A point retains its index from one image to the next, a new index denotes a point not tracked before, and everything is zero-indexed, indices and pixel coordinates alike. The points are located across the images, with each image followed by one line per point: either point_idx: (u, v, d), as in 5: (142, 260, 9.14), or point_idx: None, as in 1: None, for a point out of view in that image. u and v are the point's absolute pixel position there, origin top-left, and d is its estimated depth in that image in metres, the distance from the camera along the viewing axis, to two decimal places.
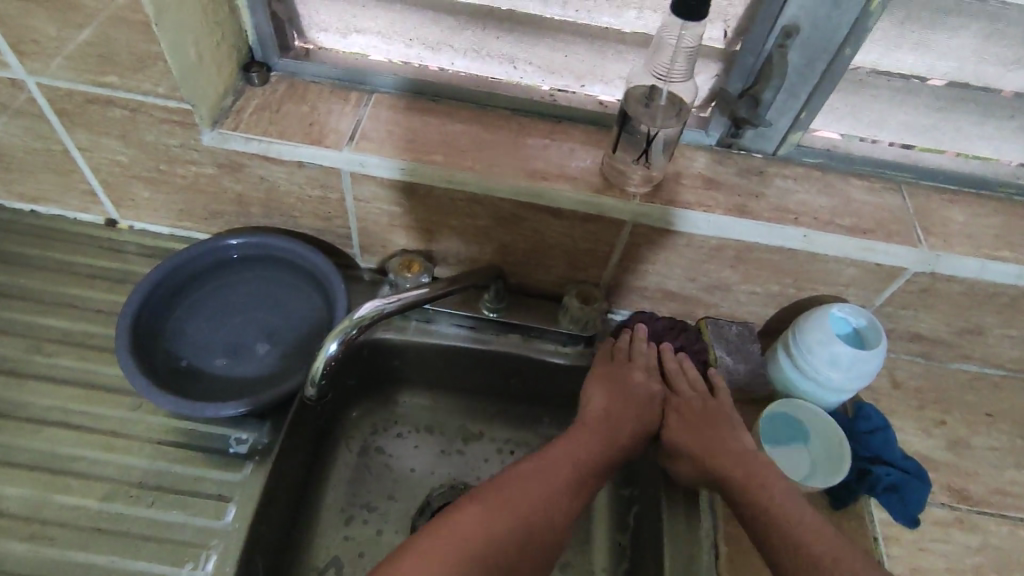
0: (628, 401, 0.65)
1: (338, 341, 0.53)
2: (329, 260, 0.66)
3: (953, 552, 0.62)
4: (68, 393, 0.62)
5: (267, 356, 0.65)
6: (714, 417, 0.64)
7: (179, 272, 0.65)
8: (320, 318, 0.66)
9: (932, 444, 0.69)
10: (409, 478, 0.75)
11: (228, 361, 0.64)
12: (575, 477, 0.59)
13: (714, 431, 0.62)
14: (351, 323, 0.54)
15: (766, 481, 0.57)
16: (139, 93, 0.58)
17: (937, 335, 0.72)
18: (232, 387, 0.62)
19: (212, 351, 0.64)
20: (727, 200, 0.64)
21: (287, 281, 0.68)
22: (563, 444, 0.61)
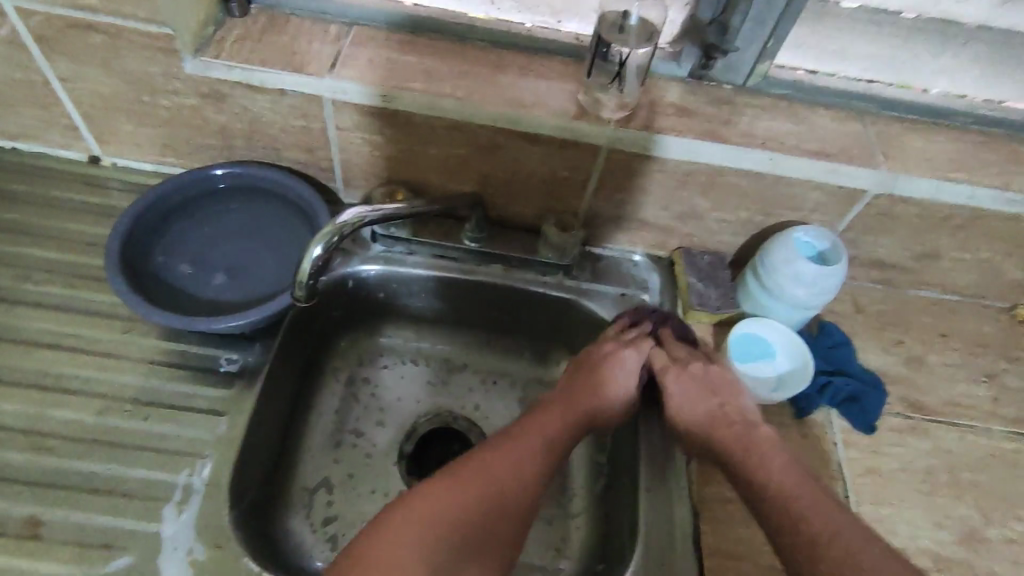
0: (610, 372, 0.66)
1: (321, 246, 0.55)
2: (320, 206, 0.66)
3: (906, 455, 0.67)
4: (59, 318, 0.64)
5: (221, 289, 0.66)
6: (711, 384, 0.65)
7: (192, 187, 0.67)
8: (305, 248, 0.68)
9: (890, 361, 0.73)
10: (395, 406, 0.78)
11: (189, 273, 0.66)
12: (551, 440, 0.62)
13: (705, 399, 0.64)
14: (334, 230, 0.56)
15: (755, 446, 0.60)
16: (121, 18, 0.59)
17: (896, 261, 0.75)
18: (186, 300, 0.64)
19: (179, 260, 0.66)
20: (698, 126, 0.66)
21: (282, 220, 0.69)
22: (540, 419, 0.64)
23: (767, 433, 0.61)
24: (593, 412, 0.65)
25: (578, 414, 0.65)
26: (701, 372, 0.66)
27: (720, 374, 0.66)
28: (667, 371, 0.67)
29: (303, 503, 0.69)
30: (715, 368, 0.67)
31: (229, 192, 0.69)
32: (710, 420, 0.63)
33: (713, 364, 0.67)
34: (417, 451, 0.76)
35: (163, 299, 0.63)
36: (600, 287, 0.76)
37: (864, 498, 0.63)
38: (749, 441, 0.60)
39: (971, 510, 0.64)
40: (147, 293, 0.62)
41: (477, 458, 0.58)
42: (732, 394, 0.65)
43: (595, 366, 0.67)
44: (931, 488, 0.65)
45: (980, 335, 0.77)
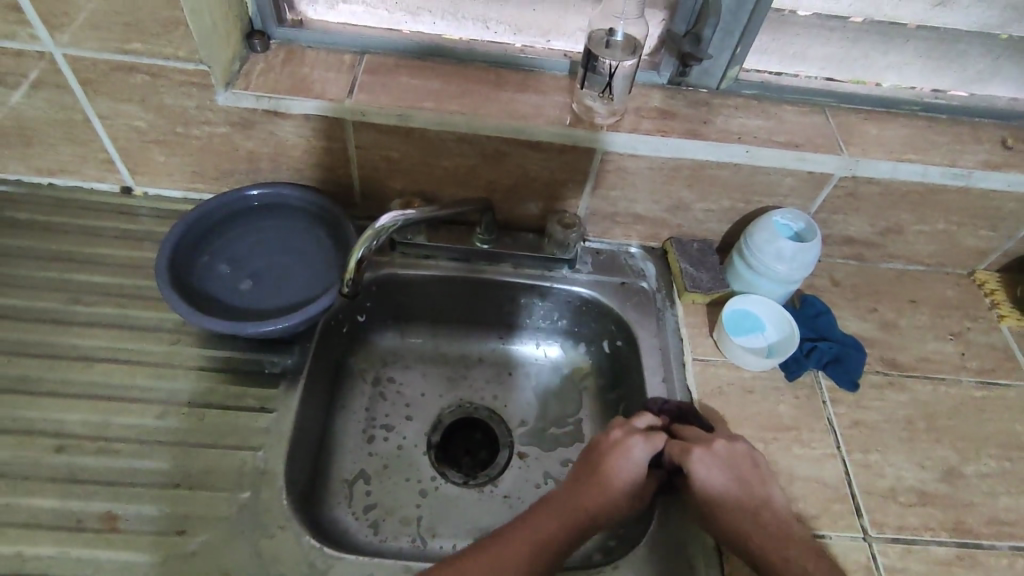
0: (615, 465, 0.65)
1: (363, 250, 0.64)
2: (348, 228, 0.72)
3: (888, 407, 0.74)
4: (111, 334, 0.69)
5: (246, 295, 0.72)
6: (736, 473, 0.63)
7: (249, 201, 0.74)
8: (329, 273, 0.74)
9: (867, 326, 0.81)
10: (420, 402, 0.84)
11: (225, 275, 0.72)
12: (546, 545, 0.60)
13: (731, 488, 0.62)
14: (373, 234, 0.64)
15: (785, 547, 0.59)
16: (161, 58, 0.65)
17: (865, 236, 0.84)
18: (218, 297, 0.70)
19: (222, 262, 0.73)
20: (681, 126, 0.75)
21: (318, 245, 0.76)
22: (535, 518, 0.62)
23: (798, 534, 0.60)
24: (596, 508, 0.63)
25: (578, 510, 0.63)
26: (725, 455, 0.64)
27: (743, 459, 0.64)
28: (689, 450, 0.64)
29: (344, 494, 0.75)
30: (738, 456, 0.64)
31: (280, 209, 0.75)
32: (738, 515, 0.61)
33: (737, 447, 0.65)
34: (444, 441, 0.82)
35: (198, 295, 0.69)
36: (602, 277, 0.83)
37: (854, 448, 0.70)
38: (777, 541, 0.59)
39: (948, 451, 0.72)
40: (187, 288, 0.68)
41: (460, 560, 0.58)
42: (757, 484, 0.63)
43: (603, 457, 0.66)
44: (912, 434, 0.73)
45: (944, 299, 0.86)
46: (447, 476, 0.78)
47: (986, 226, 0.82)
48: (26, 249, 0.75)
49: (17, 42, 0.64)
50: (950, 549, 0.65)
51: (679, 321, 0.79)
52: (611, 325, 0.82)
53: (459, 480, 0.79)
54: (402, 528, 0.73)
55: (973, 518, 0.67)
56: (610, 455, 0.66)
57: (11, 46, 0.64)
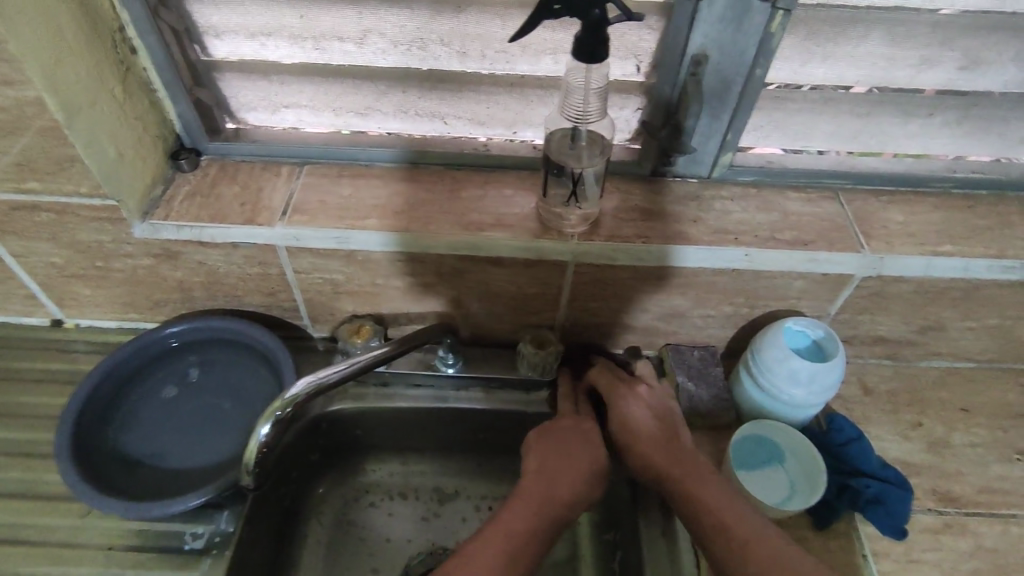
0: (576, 435, 0.62)
1: (269, 425, 0.54)
2: (286, 367, 0.63)
3: (946, 561, 0.60)
4: (15, 507, 0.60)
5: (162, 405, 0.64)
6: (657, 414, 0.61)
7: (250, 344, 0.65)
8: (203, 464, 0.61)
9: (911, 448, 0.68)
10: (386, 550, 0.72)
11: (177, 379, 0.66)
12: (521, 537, 0.52)
13: (647, 434, 0.60)
14: (279, 406, 0.54)
15: (695, 486, 0.55)
16: (62, 195, 0.58)
17: (900, 336, 0.71)
18: (145, 391, 0.65)
19: (196, 370, 0.67)
20: (667, 229, 0.64)
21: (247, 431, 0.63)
22: (507, 511, 0.54)
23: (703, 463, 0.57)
24: (571, 489, 0.58)
25: (552, 498, 0.56)
26: (647, 397, 0.62)
27: (663, 398, 0.63)
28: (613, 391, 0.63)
29: None
30: (662, 395, 0.63)
31: (268, 366, 0.65)
32: (647, 456, 0.59)
33: (661, 391, 0.63)
34: None
35: (136, 382, 0.64)
36: None
37: None
38: (692, 485, 0.55)
39: None
40: (135, 372, 0.64)
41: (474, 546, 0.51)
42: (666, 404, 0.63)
43: (562, 428, 0.62)
44: None
45: (1004, 404, 0.72)
46: None
47: None
48: None
49: None
50: None
51: None
52: None
53: None
54: None
55: None
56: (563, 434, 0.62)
57: None
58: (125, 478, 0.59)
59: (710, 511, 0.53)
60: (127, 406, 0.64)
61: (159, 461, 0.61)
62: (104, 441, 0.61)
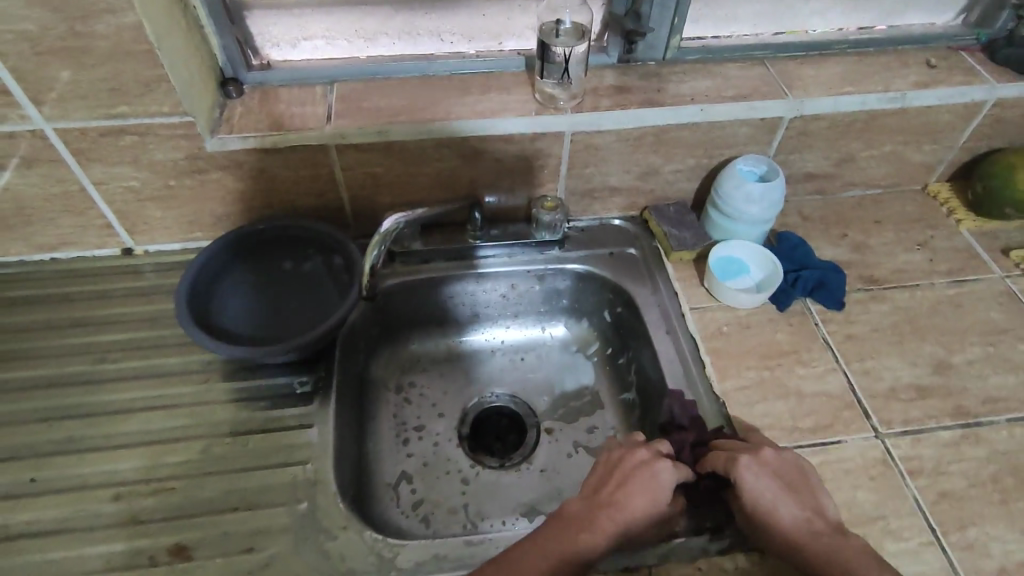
0: (638, 477, 0.63)
1: (376, 251, 0.74)
2: (352, 243, 0.77)
3: (874, 318, 0.80)
4: (143, 385, 0.72)
5: (277, 273, 0.79)
6: (787, 480, 0.62)
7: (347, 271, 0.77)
8: (269, 330, 0.75)
9: (841, 251, 0.87)
10: (444, 401, 0.88)
11: (293, 262, 0.80)
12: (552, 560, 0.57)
13: (786, 506, 0.60)
14: (381, 236, 0.74)
15: (847, 557, 0.56)
16: (147, 116, 0.69)
17: (823, 170, 0.90)
18: (266, 260, 0.79)
19: (308, 265, 0.80)
20: (638, 98, 0.81)
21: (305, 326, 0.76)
22: (557, 542, 0.58)
23: (854, 539, 0.58)
24: (621, 531, 0.60)
25: (601, 529, 0.60)
26: (774, 463, 0.63)
27: (790, 462, 0.63)
28: (736, 459, 0.63)
29: (391, 496, 0.78)
30: (790, 460, 0.64)
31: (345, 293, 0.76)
32: (791, 526, 0.59)
33: (787, 456, 0.64)
34: (473, 432, 0.86)
35: (264, 252, 0.79)
36: (592, 252, 0.88)
37: (851, 359, 0.76)
38: (840, 555, 0.56)
39: (936, 347, 0.77)
40: (266, 244, 0.79)
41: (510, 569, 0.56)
42: (810, 487, 0.62)
43: (633, 475, 0.63)
44: (901, 337, 0.78)
45: (905, 214, 0.93)
46: (484, 463, 0.82)
47: (928, 142, 0.89)
48: (41, 320, 0.78)
49: (9, 124, 0.67)
50: (954, 431, 0.70)
51: (672, 278, 0.85)
52: (608, 294, 0.88)
53: (496, 464, 0.82)
54: (451, 517, 0.77)
55: (969, 400, 0.73)
56: (632, 473, 0.64)
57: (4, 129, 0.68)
58: (231, 334, 0.73)
59: None
60: (252, 265, 0.79)
61: (260, 329, 0.75)
62: (215, 305, 0.75)
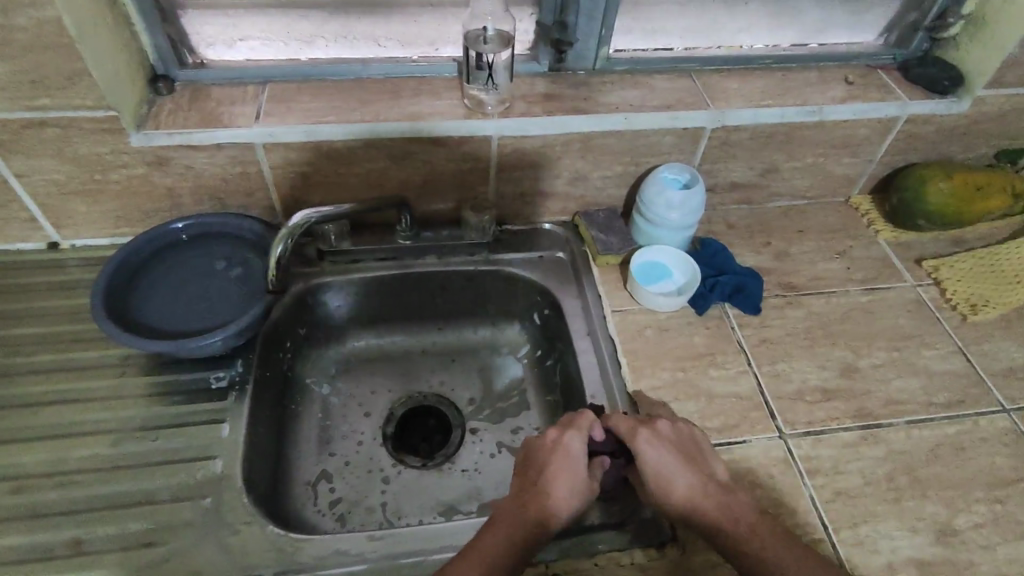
0: (557, 459, 0.63)
1: (282, 246, 0.72)
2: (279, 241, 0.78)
3: (789, 323, 0.83)
4: (57, 379, 0.72)
5: (204, 269, 0.80)
6: (684, 449, 0.64)
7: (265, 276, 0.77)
8: (177, 321, 0.75)
9: (763, 258, 0.90)
10: (372, 401, 0.89)
11: (223, 262, 0.80)
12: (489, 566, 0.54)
13: (682, 474, 0.62)
14: (288, 231, 0.72)
15: (736, 516, 0.60)
16: (70, 109, 0.70)
17: (749, 180, 0.93)
18: (198, 255, 0.80)
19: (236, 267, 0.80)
20: (565, 105, 0.83)
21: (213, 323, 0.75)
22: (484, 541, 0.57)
23: (744, 497, 0.62)
24: (546, 512, 0.59)
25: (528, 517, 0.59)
26: (671, 435, 0.65)
27: (685, 433, 0.66)
28: (637, 434, 0.64)
29: (309, 495, 0.78)
30: (683, 429, 0.66)
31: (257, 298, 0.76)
32: (689, 492, 0.61)
33: (681, 427, 0.66)
34: (398, 432, 0.86)
35: (199, 248, 0.81)
36: (522, 255, 0.90)
37: (763, 362, 0.79)
38: (731, 514, 0.60)
39: (846, 351, 0.80)
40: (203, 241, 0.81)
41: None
42: (703, 453, 0.65)
43: (545, 457, 0.63)
44: (813, 341, 0.81)
45: (827, 224, 0.96)
46: (406, 462, 0.83)
47: (848, 155, 0.93)
48: None
49: None
50: (854, 432, 0.73)
51: (597, 282, 0.86)
52: (536, 297, 0.89)
53: (418, 463, 0.83)
54: (368, 516, 0.77)
55: (871, 402, 0.76)
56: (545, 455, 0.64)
57: None
58: (141, 322, 0.74)
59: (758, 544, 0.58)
60: (184, 258, 0.80)
61: (170, 319, 0.75)
62: (136, 293, 0.76)
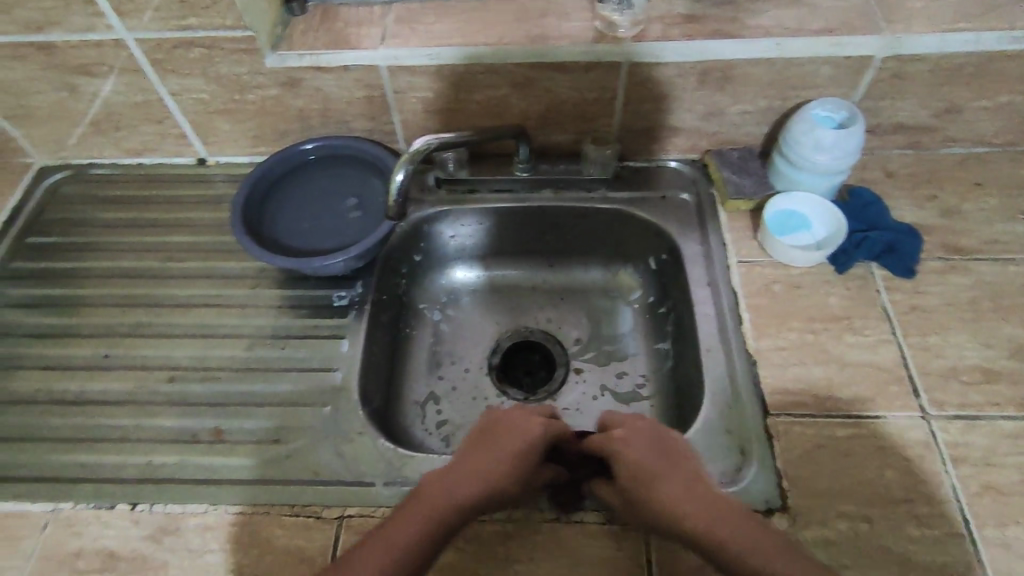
0: (511, 435, 0.57)
1: (404, 172, 0.70)
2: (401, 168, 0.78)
3: (949, 290, 0.72)
4: (202, 284, 0.79)
5: (326, 192, 0.82)
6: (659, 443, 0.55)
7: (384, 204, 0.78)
8: (300, 239, 0.79)
9: (926, 214, 0.78)
10: (479, 331, 0.90)
11: (344, 185, 0.83)
12: (403, 558, 0.45)
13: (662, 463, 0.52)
14: (409, 159, 0.70)
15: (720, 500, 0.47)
16: (213, 30, 0.72)
17: (919, 121, 0.80)
18: (321, 177, 0.83)
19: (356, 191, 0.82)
20: (707, 28, 0.74)
21: (331, 245, 0.78)
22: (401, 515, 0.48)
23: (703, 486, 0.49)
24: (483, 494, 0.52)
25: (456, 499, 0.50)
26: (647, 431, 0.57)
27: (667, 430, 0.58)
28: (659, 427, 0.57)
29: (418, 413, 0.82)
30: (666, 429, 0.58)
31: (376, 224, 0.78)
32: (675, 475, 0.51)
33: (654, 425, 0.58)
34: (504, 364, 0.87)
35: (324, 171, 0.83)
36: (642, 193, 0.84)
37: (911, 332, 0.69)
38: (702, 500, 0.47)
39: (1019, 330, 0.69)
40: (328, 165, 0.84)
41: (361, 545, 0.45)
42: (681, 453, 0.55)
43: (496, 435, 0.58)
44: (976, 315, 0.70)
45: (1014, 177, 0.81)
46: (509, 394, 0.84)
47: None
48: (126, 216, 0.87)
49: (96, 34, 0.73)
50: (1019, 423, 0.63)
51: (724, 227, 0.80)
52: (653, 240, 0.84)
53: (521, 397, 0.84)
54: None
55: None
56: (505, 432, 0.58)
57: (92, 38, 0.74)
58: (269, 238, 0.78)
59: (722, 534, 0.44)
60: (309, 179, 0.83)
61: (294, 238, 0.79)
62: (266, 209, 0.80)
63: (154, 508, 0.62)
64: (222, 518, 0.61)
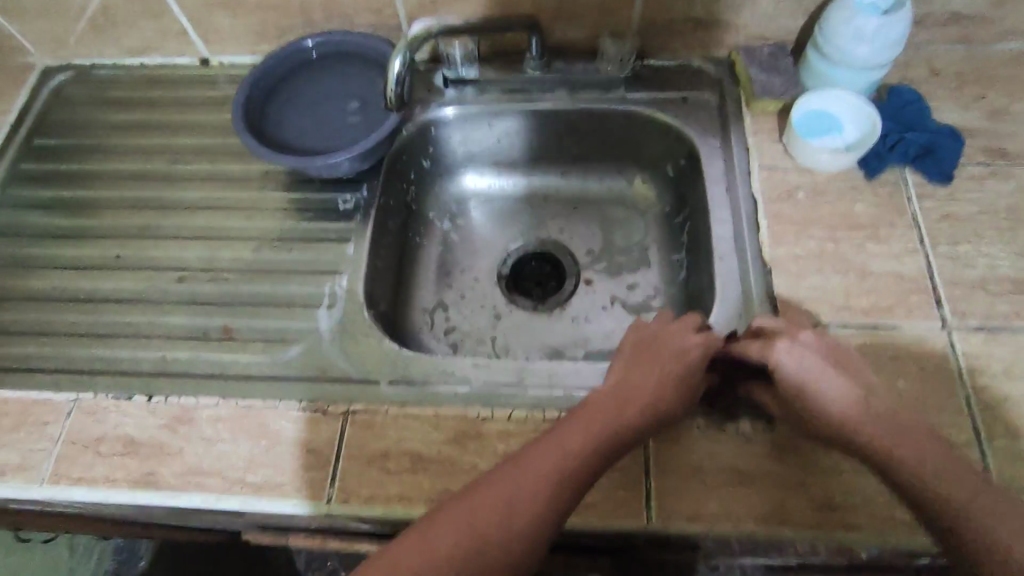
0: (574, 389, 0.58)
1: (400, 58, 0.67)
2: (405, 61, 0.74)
3: (987, 198, 0.67)
4: (209, 187, 0.79)
5: (329, 90, 0.79)
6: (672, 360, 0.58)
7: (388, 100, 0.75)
8: (304, 140, 0.77)
9: (971, 116, 0.72)
10: (489, 240, 0.88)
11: (348, 83, 0.79)
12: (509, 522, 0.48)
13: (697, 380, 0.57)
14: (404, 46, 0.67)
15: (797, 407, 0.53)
16: None
17: (974, 11, 0.72)
18: (324, 75, 0.80)
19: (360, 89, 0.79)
20: None
21: (337, 145, 0.76)
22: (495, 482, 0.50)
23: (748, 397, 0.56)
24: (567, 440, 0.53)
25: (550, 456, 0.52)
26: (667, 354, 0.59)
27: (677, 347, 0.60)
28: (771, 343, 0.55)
29: (426, 319, 0.82)
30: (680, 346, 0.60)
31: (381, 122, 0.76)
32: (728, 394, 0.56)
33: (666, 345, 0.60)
34: (513, 273, 0.86)
35: (328, 69, 0.80)
36: (662, 94, 0.79)
37: (940, 241, 0.66)
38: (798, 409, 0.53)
39: None
40: (331, 64, 0.80)
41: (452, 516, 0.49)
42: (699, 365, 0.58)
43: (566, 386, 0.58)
44: (1014, 225, 0.66)
45: None
46: (518, 303, 0.83)
47: None
48: (132, 119, 0.85)
49: None
50: None
51: (747, 130, 0.75)
52: (672, 144, 0.80)
53: (529, 306, 0.83)
54: (478, 347, 0.80)
55: None
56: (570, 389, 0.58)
57: None
58: (273, 138, 0.76)
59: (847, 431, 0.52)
60: (312, 77, 0.80)
61: (298, 138, 0.77)
62: (269, 109, 0.78)
63: (170, 399, 0.64)
64: (233, 410, 0.63)
